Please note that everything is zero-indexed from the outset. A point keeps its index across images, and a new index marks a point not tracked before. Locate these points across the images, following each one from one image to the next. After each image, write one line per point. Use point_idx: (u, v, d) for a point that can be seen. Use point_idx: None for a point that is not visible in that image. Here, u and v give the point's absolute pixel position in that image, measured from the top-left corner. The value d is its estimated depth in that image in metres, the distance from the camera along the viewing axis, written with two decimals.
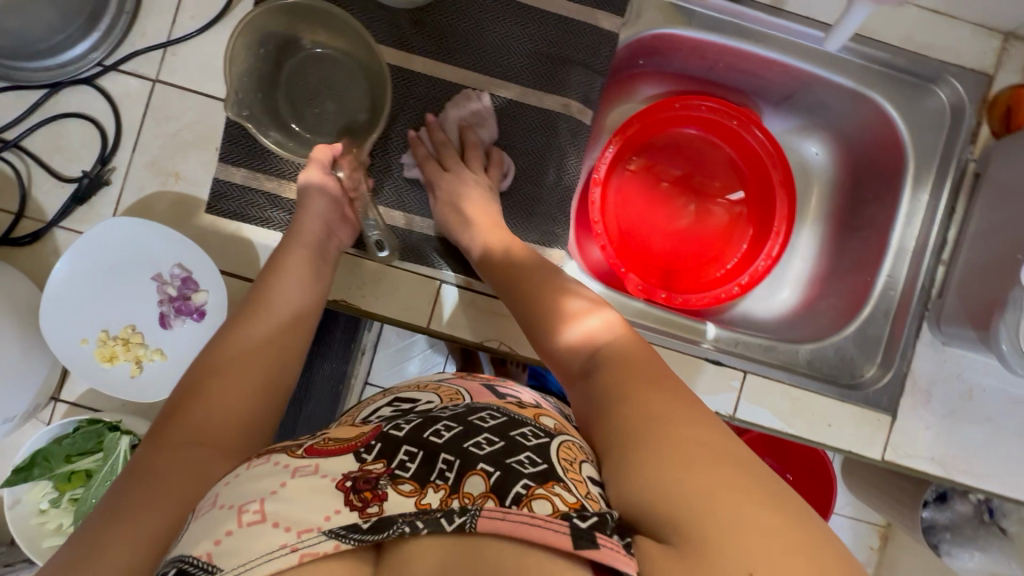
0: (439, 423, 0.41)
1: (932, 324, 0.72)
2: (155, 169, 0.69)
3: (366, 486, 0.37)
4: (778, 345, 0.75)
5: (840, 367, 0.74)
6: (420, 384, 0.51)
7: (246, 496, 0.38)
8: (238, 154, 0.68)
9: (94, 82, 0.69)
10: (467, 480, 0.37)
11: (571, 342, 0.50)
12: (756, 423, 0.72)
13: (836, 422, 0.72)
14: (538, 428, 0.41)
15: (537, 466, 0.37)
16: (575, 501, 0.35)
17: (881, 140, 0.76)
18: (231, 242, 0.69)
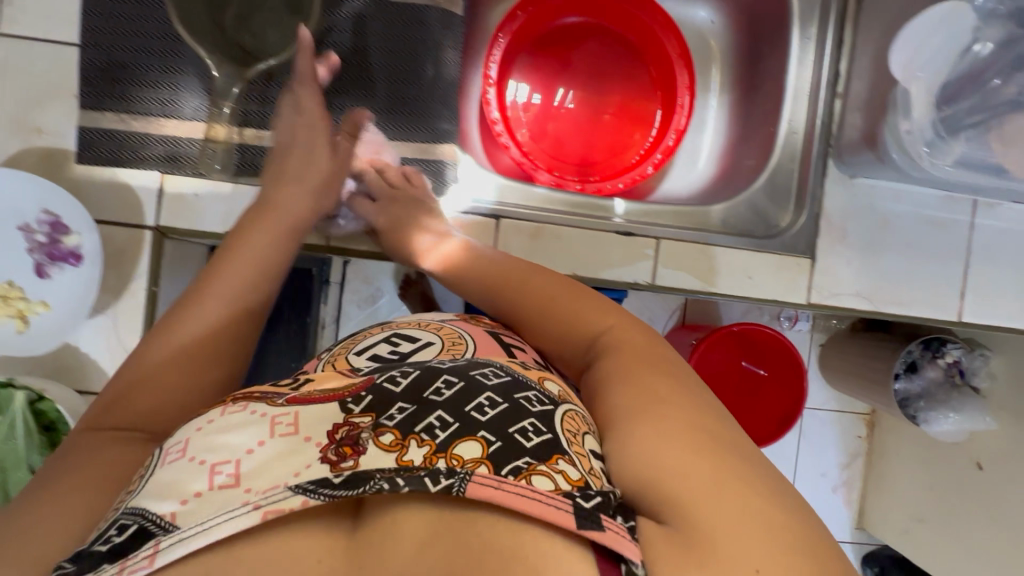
0: (440, 383, 0.46)
1: (836, 158, 0.82)
2: (16, 126, 0.71)
3: (347, 442, 0.41)
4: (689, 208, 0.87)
5: (756, 222, 0.87)
6: (420, 324, 0.61)
7: (220, 457, 0.40)
8: (97, 98, 0.72)
9: None
10: (462, 445, 0.41)
11: (517, 295, 0.63)
12: (678, 286, 0.81)
13: (755, 274, 0.81)
14: (543, 396, 0.47)
15: (540, 437, 0.42)
16: (578, 478, 0.39)
17: None
18: (108, 188, 0.73)
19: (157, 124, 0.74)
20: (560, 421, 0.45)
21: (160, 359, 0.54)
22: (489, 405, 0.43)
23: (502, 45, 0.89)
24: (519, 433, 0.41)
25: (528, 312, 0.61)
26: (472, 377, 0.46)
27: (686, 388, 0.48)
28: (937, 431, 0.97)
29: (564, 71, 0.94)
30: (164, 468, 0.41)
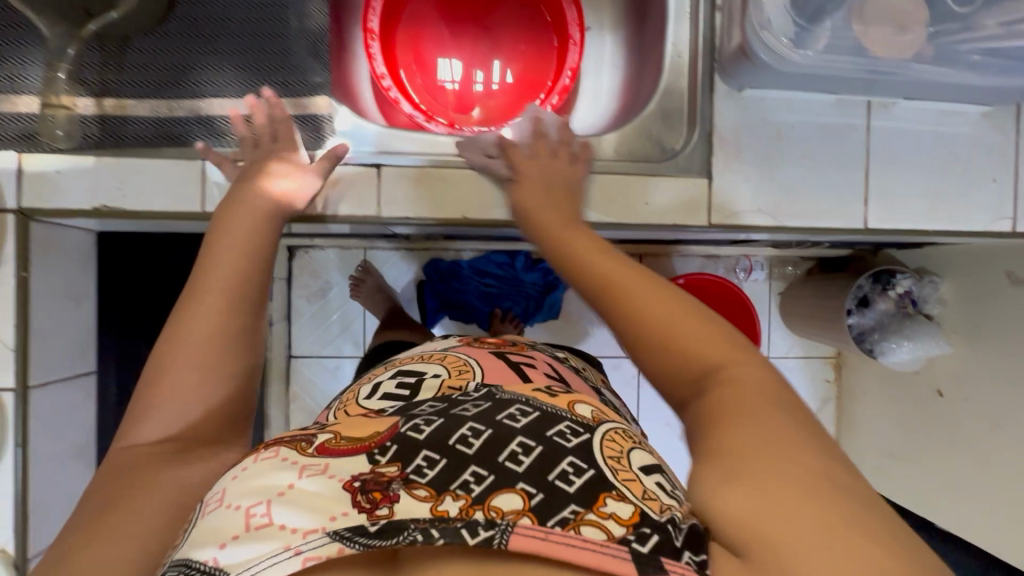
0: (466, 429, 0.36)
1: (722, 75, 0.60)
2: None
3: (376, 486, 0.32)
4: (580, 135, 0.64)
5: (648, 147, 0.63)
6: (426, 355, 0.52)
7: (253, 493, 0.32)
8: None
9: None
10: (499, 495, 0.32)
11: (560, 262, 0.49)
12: None
13: (652, 199, 0.61)
14: (577, 423, 0.37)
15: (583, 477, 0.33)
16: (631, 516, 0.31)
17: None
18: None
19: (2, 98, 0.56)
20: (601, 445, 0.36)
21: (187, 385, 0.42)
22: (524, 452, 0.34)
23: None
24: (561, 479, 0.33)
25: (576, 276, 0.46)
26: (502, 417, 0.37)
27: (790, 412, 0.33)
28: (894, 363, 0.88)
29: (431, 16, 0.72)
30: (201, 520, 0.32)
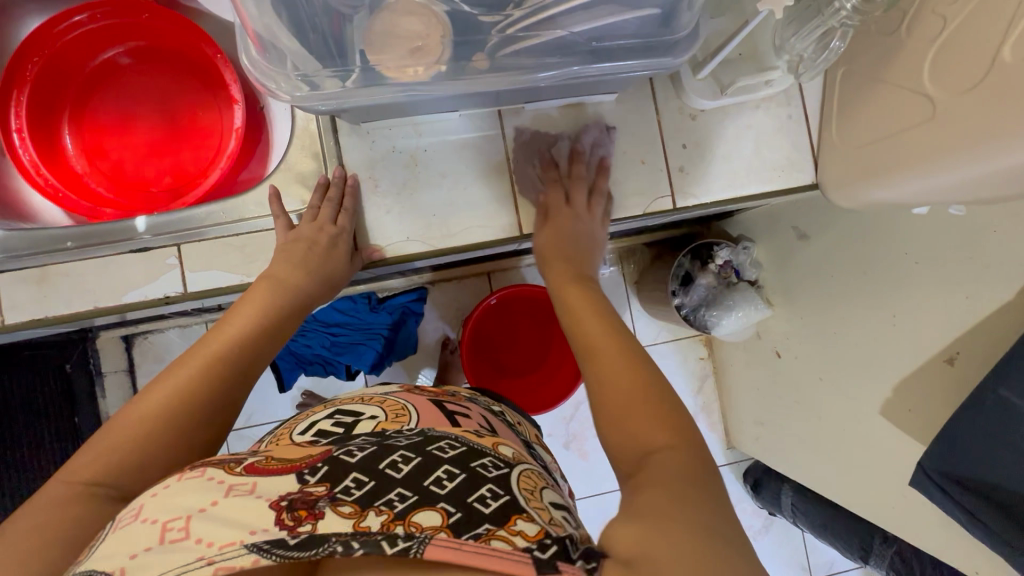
0: (441, 475, 0.50)
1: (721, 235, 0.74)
2: None
3: (303, 505, 0.45)
4: (590, 218, 0.77)
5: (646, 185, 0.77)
6: (363, 401, 0.79)
7: (171, 514, 0.43)
8: None
9: None
10: (419, 513, 0.45)
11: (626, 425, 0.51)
12: (554, 229, 0.76)
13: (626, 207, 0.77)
14: (498, 461, 0.54)
15: (496, 502, 0.47)
16: (537, 532, 0.43)
17: (609, 130, 0.76)
18: (76, 281, 0.69)
19: None
20: (514, 482, 0.52)
21: (155, 401, 0.54)
22: (447, 479, 0.49)
23: (458, 127, 0.74)
24: (478, 502, 0.47)
25: (650, 467, 0.47)
26: (474, 468, 0.51)
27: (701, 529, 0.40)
28: None
29: None
30: (114, 534, 0.43)
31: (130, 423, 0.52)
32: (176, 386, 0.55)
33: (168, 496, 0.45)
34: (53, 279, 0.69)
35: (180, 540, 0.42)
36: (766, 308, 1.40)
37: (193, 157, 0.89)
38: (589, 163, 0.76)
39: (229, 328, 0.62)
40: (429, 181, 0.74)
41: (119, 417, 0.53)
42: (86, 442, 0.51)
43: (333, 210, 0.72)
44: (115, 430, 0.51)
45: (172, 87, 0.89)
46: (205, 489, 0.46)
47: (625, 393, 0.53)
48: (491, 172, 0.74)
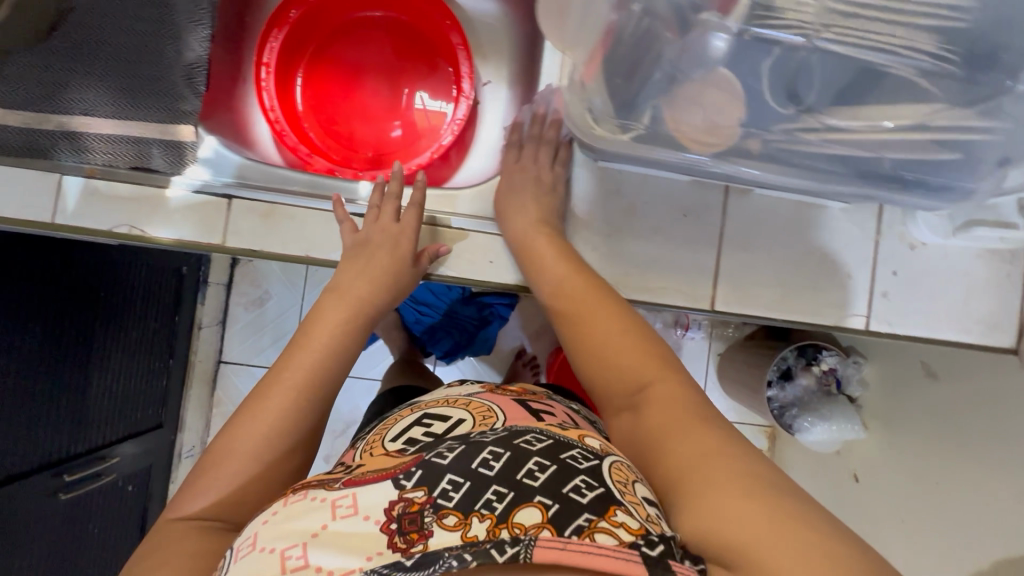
0: (532, 465, 0.49)
1: None
2: (165, 132, 0.74)
3: (412, 527, 0.45)
4: (783, 315, 0.75)
5: (847, 298, 0.75)
6: (446, 400, 0.73)
7: (289, 542, 0.45)
8: (101, 75, 0.73)
9: (67, 89, 0.73)
10: (520, 512, 0.45)
11: (641, 407, 0.58)
12: (745, 314, 0.75)
13: (820, 314, 0.75)
14: (587, 453, 0.52)
15: (593, 492, 0.46)
16: (639, 528, 0.44)
17: (828, 236, 0.75)
18: (298, 228, 0.73)
19: (188, 129, 0.74)
20: (607, 472, 0.50)
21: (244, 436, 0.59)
22: (539, 471, 0.49)
23: (684, 190, 0.74)
24: (573, 492, 0.46)
25: (651, 432, 0.55)
26: (564, 459, 0.50)
27: (746, 485, 0.45)
28: None
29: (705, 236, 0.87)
30: (241, 561, 0.46)
31: (222, 467, 0.58)
32: (262, 419, 0.60)
33: (280, 524, 0.47)
34: (278, 219, 0.72)
35: (301, 568, 0.44)
36: (861, 430, 1.36)
37: (402, 133, 0.92)
38: (797, 262, 0.75)
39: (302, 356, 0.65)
40: (641, 232, 0.74)
41: (215, 450, 0.59)
42: (187, 476, 0.59)
43: (392, 205, 0.76)
44: (218, 463, 0.58)
45: (402, 64, 0.92)
46: (313, 509, 0.48)
47: (620, 381, 0.61)
48: (701, 243, 0.74)
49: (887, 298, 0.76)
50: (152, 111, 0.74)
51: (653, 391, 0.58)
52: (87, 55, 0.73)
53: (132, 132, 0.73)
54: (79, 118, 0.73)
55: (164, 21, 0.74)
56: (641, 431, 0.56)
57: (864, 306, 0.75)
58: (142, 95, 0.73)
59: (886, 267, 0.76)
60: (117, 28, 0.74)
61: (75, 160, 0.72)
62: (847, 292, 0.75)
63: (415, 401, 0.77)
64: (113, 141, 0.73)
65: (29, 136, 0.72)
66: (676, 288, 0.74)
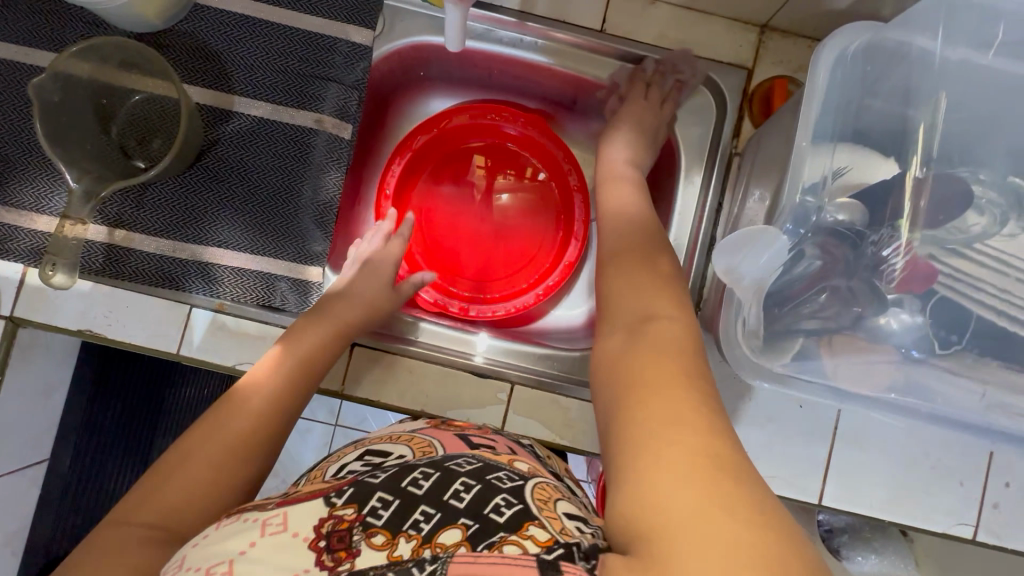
0: (458, 485, 0.46)
1: None
2: (292, 271, 0.74)
3: (339, 544, 0.41)
4: (890, 516, 0.74)
5: (956, 505, 0.74)
6: (392, 436, 0.60)
7: (215, 558, 0.42)
8: (239, 210, 0.74)
9: (205, 222, 0.74)
10: (444, 532, 0.42)
11: (636, 336, 0.48)
12: (853, 510, 0.74)
13: (927, 518, 0.74)
14: (512, 475, 0.49)
15: (510, 509, 0.43)
16: (548, 539, 0.39)
17: (943, 441, 0.74)
18: (412, 379, 0.73)
19: (314, 271, 0.75)
20: (530, 493, 0.47)
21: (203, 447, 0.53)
22: (465, 491, 0.45)
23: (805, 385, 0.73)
24: (493, 511, 0.43)
25: (631, 377, 0.45)
26: (488, 480, 0.47)
27: (731, 484, 0.35)
28: None
29: None
30: None
31: (180, 475, 0.51)
32: (228, 425, 0.55)
33: (209, 543, 0.43)
34: (395, 369, 0.73)
35: None
36: None
37: (507, 262, 0.90)
38: (908, 464, 0.74)
39: (288, 362, 0.63)
40: (755, 419, 0.74)
41: (167, 462, 0.52)
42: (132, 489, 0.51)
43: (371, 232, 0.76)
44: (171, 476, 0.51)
45: (516, 194, 0.90)
46: (242, 528, 0.44)
47: (633, 307, 0.51)
48: (813, 437, 0.74)
49: (997, 509, 0.74)
50: (284, 249, 0.74)
51: (655, 326, 0.49)
52: (227, 188, 0.74)
53: (262, 268, 0.74)
54: (213, 249, 0.74)
55: (302, 160, 0.75)
56: (620, 370, 0.47)
57: (973, 516, 0.74)
58: (276, 233, 0.74)
59: (999, 477, 0.74)
60: (258, 163, 0.75)
61: (205, 292, 0.73)
62: (956, 498, 0.74)
63: (359, 439, 0.64)
64: (244, 276, 0.74)
65: (163, 264, 0.73)
66: (785, 479, 0.73)
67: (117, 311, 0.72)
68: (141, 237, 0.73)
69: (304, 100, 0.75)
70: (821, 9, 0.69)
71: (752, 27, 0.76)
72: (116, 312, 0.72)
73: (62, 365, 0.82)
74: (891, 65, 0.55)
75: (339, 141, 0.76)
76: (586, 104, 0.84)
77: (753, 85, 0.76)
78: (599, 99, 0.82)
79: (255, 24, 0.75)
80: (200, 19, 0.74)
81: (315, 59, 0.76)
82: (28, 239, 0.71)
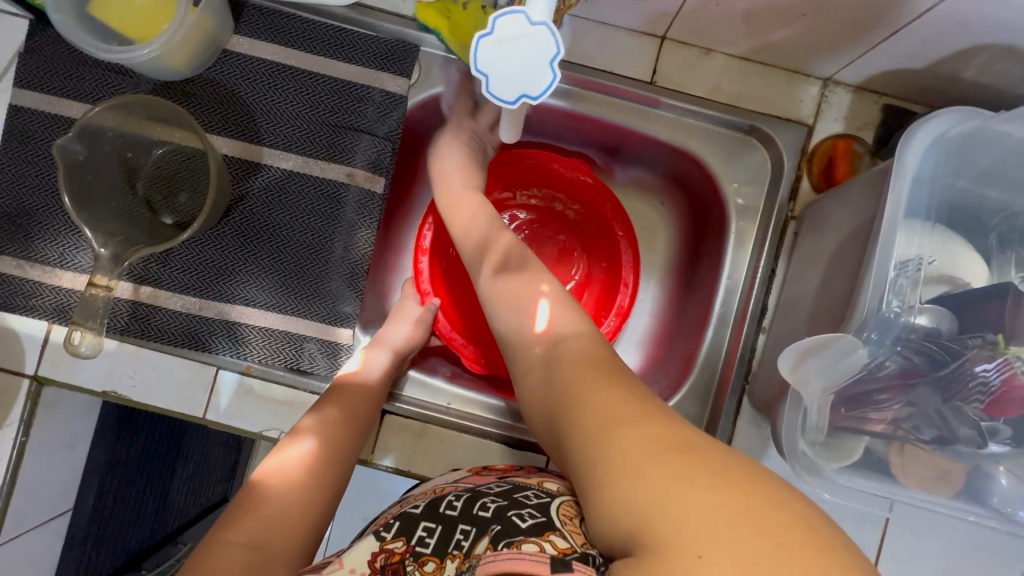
0: (487, 501, 0.48)
1: None
2: (323, 332, 0.71)
3: (393, 574, 0.46)
4: None
5: None
6: (436, 489, 0.55)
7: None
8: (268, 266, 0.71)
9: (235, 281, 0.71)
10: (476, 543, 0.44)
11: (552, 365, 0.53)
12: None
13: None
14: (541, 491, 0.49)
15: (534, 519, 0.44)
16: (567, 547, 0.40)
17: None
18: (443, 450, 0.70)
19: (343, 332, 0.72)
20: (557, 506, 0.46)
21: (286, 478, 0.53)
22: (491, 504, 0.47)
23: None
24: (515, 518, 0.44)
25: (557, 400, 0.49)
26: (515, 496, 0.48)
27: (680, 452, 0.38)
28: None
29: None
30: None
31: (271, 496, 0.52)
32: (301, 452, 0.55)
33: None
34: (426, 440, 0.70)
35: None
36: None
37: None
38: (966, 550, 0.70)
39: (350, 382, 0.63)
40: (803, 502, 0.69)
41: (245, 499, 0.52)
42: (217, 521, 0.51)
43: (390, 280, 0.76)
44: (257, 508, 0.51)
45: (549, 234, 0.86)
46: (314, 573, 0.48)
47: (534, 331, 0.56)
48: (865, 520, 0.70)
49: None
50: (313, 307, 0.71)
51: (564, 347, 0.54)
52: (256, 244, 0.71)
53: (291, 328, 0.71)
54: (241, 307, 0.71)
55: (333, 213, 0.72)
56: (551, 392, 0.51)
57: None
58: (307, 291, 0.71)
59: None
60: (289, 218, 0.71)
61: (233, 353, 0.70)
62: None
63: (405, 492, 0.58)
64: (273, 336, 0.71)
65: (190, 324, 0.70)
66: None
67: (145, 372, 0.70)
68: (168, 295, 0.71)
69: (335, 151, 0.72)
70: (895, 68, 0.64)
71: (813, 80, 0.71)
72: (142, 372, 0.70)
73: (86, 415, 0.80)
74: (987, 147, 0.50)
75: (371, 195, 0.72)
76: (629, 151, 0.78)
77: (814, 142, 0.71)
78: (645, 151, 0.77)
79: (285, 70, 0.71)
80: (229, 65, 0.71)
81: (347, 109, 0.72)
82: (53, 297, 0.69)
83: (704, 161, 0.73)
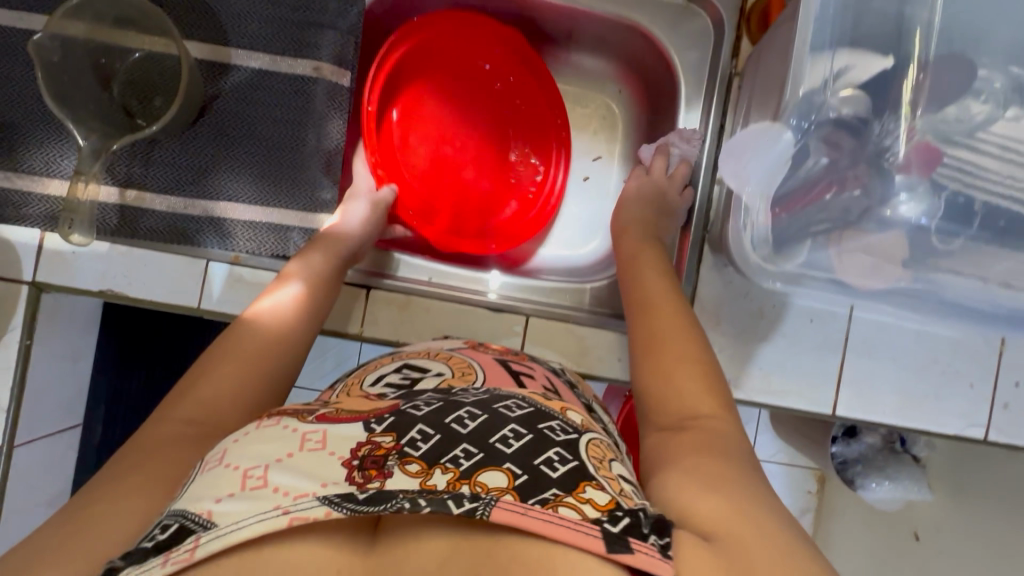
0: (508, 430, 0.39)
1: None
2: (305, 220, 0.75)
3: (373, 465, 0.37)
4: (903, 421, 0.76)
5: (967, 408, 0.76)
6: (430, 355, 0.57)
7: (252, 459, 0.37)
8: (244, 161, 0.75)
9: (214, 177, 0.74)
10: (485, 472, 0.37)
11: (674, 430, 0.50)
12: (866, 416, 0.76)
13: (939, 420, 0.76)
14: (565, 425, 0.42)
15: (565, 466, 0.38)
16: (608, 504, 0.36)
17: (952, 344, 0.75)
18: (428, 317, 0.75)
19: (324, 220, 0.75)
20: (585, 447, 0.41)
21: (269, 319, 0.58)
22: (515, 438, 0.39)
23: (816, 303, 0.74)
24: (544, 466, 0.37)
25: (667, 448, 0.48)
26: (540, 428, 0.41)
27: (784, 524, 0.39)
28: None
29: None
30: (200, 475, 0.38)
31: (255, 324, 0.56)
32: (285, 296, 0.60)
33: (248, 442, 0.40)
34: (411, 310, 0.74)
35: (259, 488, 0.36)
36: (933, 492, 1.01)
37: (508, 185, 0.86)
38: (918, 368, 0.76)
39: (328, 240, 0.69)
40: (767, 336, 0.75)
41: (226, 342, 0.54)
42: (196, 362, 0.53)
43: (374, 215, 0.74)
44: (242, 341, 0.55)
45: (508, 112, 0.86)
46: (279, 436, 0.40)
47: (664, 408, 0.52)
48: (825, 349, 0.75)
49: (1009, 409, 0.76)
50: (292, 196, 0.75)
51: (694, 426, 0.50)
52: (230, 142, 0.75)
53: (274, 219, 0.75)
54: (224, 204, 0.75)
55: (302, 108, 0.75)
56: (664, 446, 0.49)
57: (984, 417, 0.76)
58: (283, 182, 0.75)
59: (1007, 379, 0.76)
60: (260, 115, 0.75)
61: (221, 246, 0.74)
62: (966, 400, 0.76)
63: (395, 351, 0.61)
64: (257, 228, 0.75)
65: (176, 222, 0.74)
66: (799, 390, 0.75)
67: (137, 270, 0.73)
68: (153, 197, 0.74)
69: (300, 47, 0.75)
70: None
71: None
72: (134, 271, 0.73)
73: (86, 332, 0.84)
74: None
75: (338, 88, 0.76)
76: (582, 35, 0.82)
77: None
78: (595, 31, 0.81)
79: None
80: None
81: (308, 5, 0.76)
82: (41, 205, 0.72)
83: (647, 31, 0.78)
